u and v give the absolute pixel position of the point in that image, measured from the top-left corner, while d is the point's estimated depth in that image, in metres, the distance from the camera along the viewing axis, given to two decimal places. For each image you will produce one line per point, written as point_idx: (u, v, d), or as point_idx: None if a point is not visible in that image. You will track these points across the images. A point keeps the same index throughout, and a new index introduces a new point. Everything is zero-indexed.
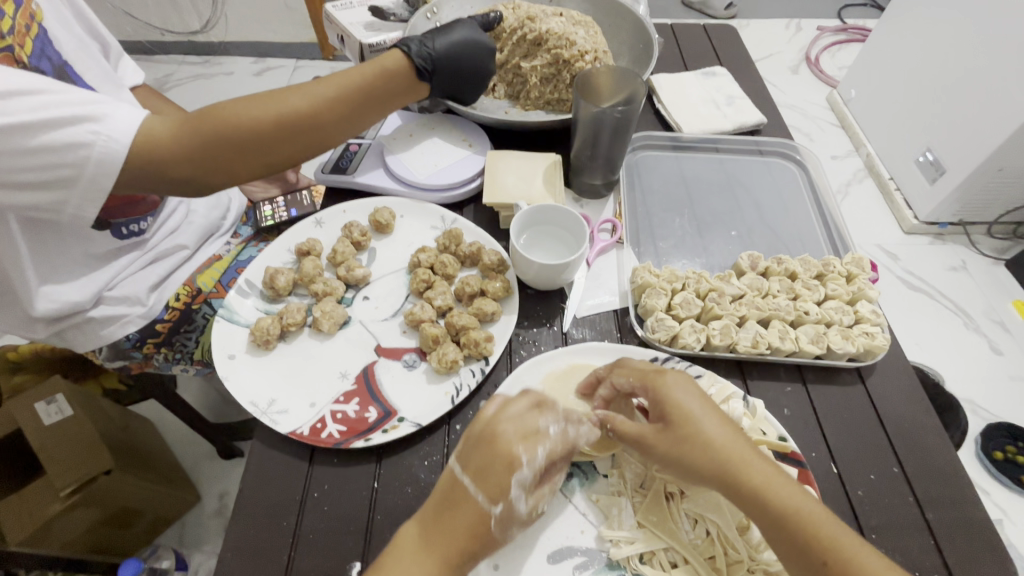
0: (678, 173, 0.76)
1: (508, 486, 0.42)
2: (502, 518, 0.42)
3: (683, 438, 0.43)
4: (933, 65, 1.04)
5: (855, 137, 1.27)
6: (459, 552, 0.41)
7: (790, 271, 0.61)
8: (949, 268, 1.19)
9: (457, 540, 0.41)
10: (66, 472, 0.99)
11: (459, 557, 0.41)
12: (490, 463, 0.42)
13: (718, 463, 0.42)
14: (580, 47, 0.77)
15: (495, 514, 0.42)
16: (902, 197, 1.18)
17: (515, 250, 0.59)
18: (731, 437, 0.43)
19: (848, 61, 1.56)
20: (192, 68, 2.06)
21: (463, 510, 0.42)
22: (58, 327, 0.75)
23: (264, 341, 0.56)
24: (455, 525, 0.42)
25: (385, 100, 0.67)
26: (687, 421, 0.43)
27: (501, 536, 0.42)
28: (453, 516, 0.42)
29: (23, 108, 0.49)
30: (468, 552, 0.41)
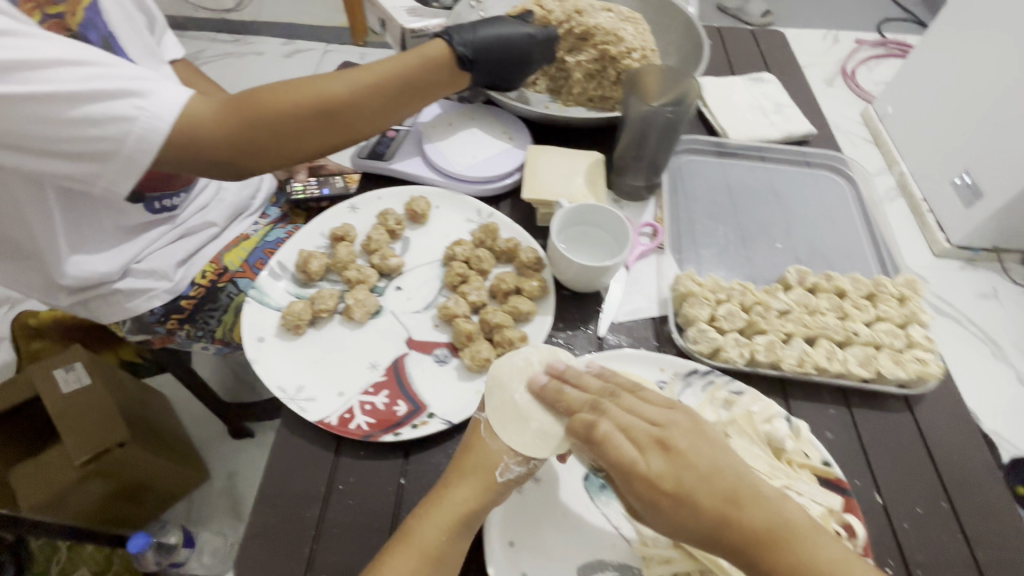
0: (721, 180, 0.73)
1: (503, 394, 0.47)
2: (506, 421, 0.46)
3: (654, 487, 0.40)
4: (981, 84, 1.00)
5: (888, 153, 1.18)
6: (481, 477, 0.44)
7: (839, 289, 0.58)
8: (982, 295, 1.15)
9: (478, 462, 0.45)
10: (81, 441, 0.98)
11: (480, 476, 0.44)
12: (520, 406, 0.46)
13: (691, 514, 0.39)
14: (628, 44, 0.75)
15: (491, 417, 0.47)
16: (934, 219, 1.13)
17: (555, 249, 0.58)
18: (706, 483, 0.39)
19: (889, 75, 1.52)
20: (223, 46, 2.06)
21: (478, 438, 0.46)
22: (83, 297, 0.75)
23: (295, 326, 0.55)
24: (474, 456, 0.45)
25: (426, 88, 0.64)
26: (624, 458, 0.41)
27: (505, 455, 0.45)
28: (473, 450, 0.46)
29: (72, 77, 0.48)
30: (467, 471, 0.45)
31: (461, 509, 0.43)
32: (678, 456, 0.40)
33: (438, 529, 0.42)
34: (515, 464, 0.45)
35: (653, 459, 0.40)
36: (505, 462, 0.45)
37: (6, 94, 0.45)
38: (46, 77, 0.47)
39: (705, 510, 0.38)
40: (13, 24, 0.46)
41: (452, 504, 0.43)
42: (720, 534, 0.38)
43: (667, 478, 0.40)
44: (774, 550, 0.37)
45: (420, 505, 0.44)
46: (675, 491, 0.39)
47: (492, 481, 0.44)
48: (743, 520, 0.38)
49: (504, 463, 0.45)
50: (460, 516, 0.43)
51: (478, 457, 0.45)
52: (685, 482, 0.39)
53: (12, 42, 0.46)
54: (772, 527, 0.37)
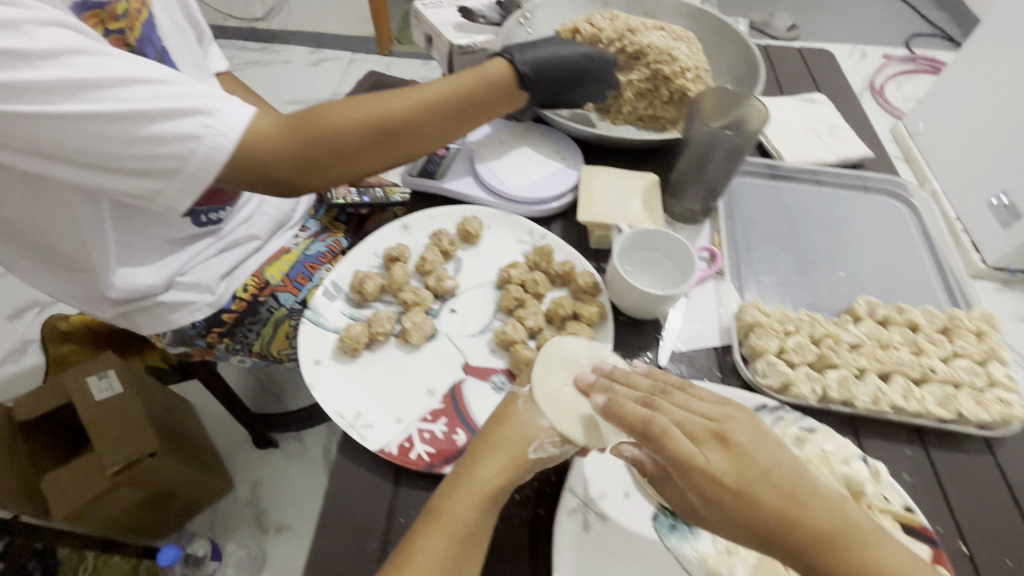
0: (778, 203, 0.71)
1: (553, 383, 0.49)
2: (551, 405, 0.48)
3: (711, 483, 0.37)
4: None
5: (919, 173, 1.18)
6: (514, 452, 0.45)
7: (912, 322, 0.56)
8: None
9: (510, 436, 0.46)
10: (111, 450, 0.95)
11: (512, 451, 0.45)
12: (567, 398, 0.49)
13: (753, 511, 0.36)
14: (682, 63, 0.73)
15: (540, 399, 0.48)
16: (970, 239, 1.10)
17: (616, 273, 0.57)
18: (770, 482, 0.36)
19: None
20: (251, 54, 2.08)
21: (513, 415, 0.47)
22: (126, 309, 0.74)
23: (352, 349, 0.54)
24: (506, 431, 0.46)
25: (484, 106, 0.64)
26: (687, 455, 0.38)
27: (539, 432, 0.46)
28: (506, 425, 0.47)
29: (143, 96, 0.47)
30: (502, 444, 0.45)
31: (493, 482, 0.43)
32: (734, 458, 0.37)
33: (469, 506, 0.42)
34: (548, 441, 0.46)
35: (711, 453, 0.38)
36: (540, 439, 0.46)
37: (79, 113, 0.45)
38: (118, 96, 0.46)
39: (767, 507, 0.36)
40: (86, 43, 0.46)
41: (485, 478, 0.43)
42: (784, 535, 0.35)
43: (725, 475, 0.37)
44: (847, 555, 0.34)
45: (448, 483, 0.44)
46: (735, 487, 0.37)
47: (525, 457, 0.45)
48: (810, 519, 0.35)
49: (539, 440, 0.46)
50: (493, 490, 0.43)
51: (508, 433, 0.46)
52: (745, 478, 0.37)
53: (85, 61, 0.45)
54: (839, 528, 0.34)
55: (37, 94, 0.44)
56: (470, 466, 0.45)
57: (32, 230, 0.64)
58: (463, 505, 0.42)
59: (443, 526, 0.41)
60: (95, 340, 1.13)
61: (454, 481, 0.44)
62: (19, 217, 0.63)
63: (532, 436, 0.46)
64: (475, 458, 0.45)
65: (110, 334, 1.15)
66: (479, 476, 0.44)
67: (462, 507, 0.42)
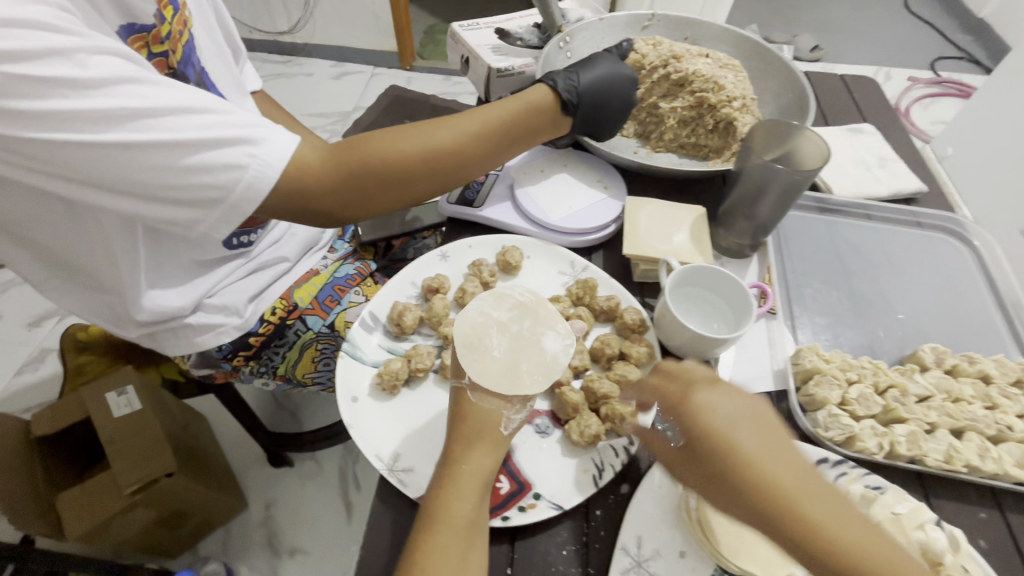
0: (828, 238, 0.69)
1: (481, 362, 0.46)
2: (494, 380, 0.46)
3: (688, 410, 0.38)
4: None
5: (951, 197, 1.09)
6: (490, 439, 0.45)
7: (984, 374, 0.53)
8: None
9: (481, 424, 0.45)
10: (129, 468, 0.91)
11: (490, 439, 0.45)
12: (502, 361, 0.47)
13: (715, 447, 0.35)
14: (729, 92, 0.70)
15: (483, 382, 0.46)
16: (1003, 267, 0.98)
17: (666, 311, 0.54)
18: (735, 421, 0.36)
19: None
20: (274, 66, 2.10)
21: (470, 403, 0.46)
22: (151, 330, 0.71)
23: (391, 386, 0.51)
24: (472, 423, 0.45)
25: (527, 134, 0.62)
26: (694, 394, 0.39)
27: (504, 410, 0.46)
28: (469, 418, 0.45)
29: (190, 126, 0.46)
30: (478, 434, 0.45)
31: (482, 472, 0.43)
32: (717, 395, 0.37)
33: (472, 504, 0.42)
34: (512, 414, 0.46)
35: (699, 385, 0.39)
36: (504, 416, 0.46)
37: (126, 142, 0.44)
38: (167, 125, 0.45)
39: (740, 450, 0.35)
40: (137, 71, 0.45)
41: (479, 470, 0.43)
42: (745, 477, 0.34)
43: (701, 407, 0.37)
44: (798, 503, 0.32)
45: (439, 483, 0.42)
46: (703, 413, 0.37)
47: (500, 437, 0.45)
48: (773, 481, 0.33)
49: (505, 417, 0.46)
50: (485, 479, 0.43)
51: (477, 422, 0.45)
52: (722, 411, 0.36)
53: (135, 90, 0.44)
54: (796, 486, 0.33)
55: (85, 123, 0.42)
56: (459, 464, 0.43)
57: (65, 252, 0.63)
58: (465, 505, 0.41)
59: (454, 529, 0.40)
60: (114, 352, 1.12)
61: (445, 481, 0.42)
62: (53, 239, 0.61)
63: (497, 415, 0.46)
64: (461, 456, 0.44)
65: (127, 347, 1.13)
66: (472, 472, 0.43)
67: (468, 506, 0.41)
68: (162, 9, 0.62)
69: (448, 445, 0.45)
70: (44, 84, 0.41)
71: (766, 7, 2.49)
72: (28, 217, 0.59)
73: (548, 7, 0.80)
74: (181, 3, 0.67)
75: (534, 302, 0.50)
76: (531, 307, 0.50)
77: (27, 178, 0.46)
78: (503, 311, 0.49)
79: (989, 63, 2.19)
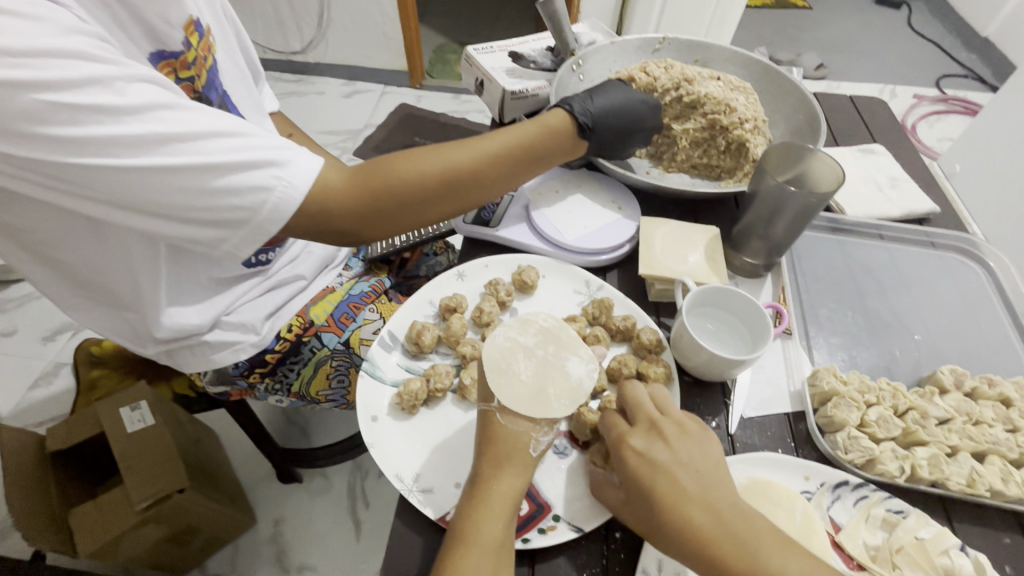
0: (842, 258, 0.69)
1: (508, 386, 0.47)
2: (523, 404, 0.46)
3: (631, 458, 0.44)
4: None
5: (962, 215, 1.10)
6: (519, 460, 0.45)
7: (1004, 397, 0.53)
8: None
9: (511, 446, 0.45)
10: (142, 484, 0.91)
11: (518, 459, 0.45)
12: (528, 385, 0.47)
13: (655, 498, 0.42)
14: (740, 114, 0.72)
15: (513, 406, 0.46)
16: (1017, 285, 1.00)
17: (683, 331, 0.54)
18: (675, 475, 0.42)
19: None
20: (287, 85, 2.14)
21: (500, 426, 0.46)
22: (169, 347, 0.72)
23: (410, 406, 0.52)
24: (501, 445, 0.45)
25: (544, 156, 0.63)
26: (643, 442, 0.45)
27: (533, 431, 0.46)
28: (498, 440, 0.46)
29: (220, 149, 0.47)
30: (506, 455, 0.45)
31: (511, 493, 0.44)
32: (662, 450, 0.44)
33: (502, 525, 0.42)
34: (541, 436, 0.46)
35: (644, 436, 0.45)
36: (534, 437, 0.46)
37: (158, 166, 0.45)
38: (198, 148, 0.46)
39: (677, 496, 0.42)
40: (170, 98, 0.47)
41: (508, 491, 0.43)
42: (676, 517, 0.41)
43: (647, 460, 0.44)
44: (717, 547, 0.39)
45: (466, 504, 0.43)
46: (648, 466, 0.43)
47: (529, 457, 0.46)
48: (699, 520, 0.40)
49: (534, 439, 0.46)
50: (514, 499, 0.43)
51: (506, 444, 0.45)
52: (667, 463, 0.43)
53: (168, 115, 0.46)
54: (718, 529, 0.40)
55: (119, 147, 0.44)
56: (489, 485, 0.44)
57: (89, 270, 0.64)
58: (495, 524, 0.42)
59: (484, 550, 0.40)
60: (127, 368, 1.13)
61: (476, 503, 0.43)
62: (78, 257, 0.63)
63: (527, 436, 0.46)
64: (489, 477, 0.44)
65: (140, 362, 1.14)
66: (501, 492, 0.43)
67: (498, 527, 0.42)
68: (189, 36, 0.64)
69: (477, 466, 0.45)
70: (82, 111, 0.42)
71: (771, 26, 2.52)
72: (56, 237, 0.60)
73: (561, 31, 0.82)
74: (207, 30, 0.69)
75: (558, 328, 0.51)
76: (555, 332, 0.50)
77: (61, 200, 0.47)
78: (528, 336, 0.49)
79: (994, 80, 2.21)
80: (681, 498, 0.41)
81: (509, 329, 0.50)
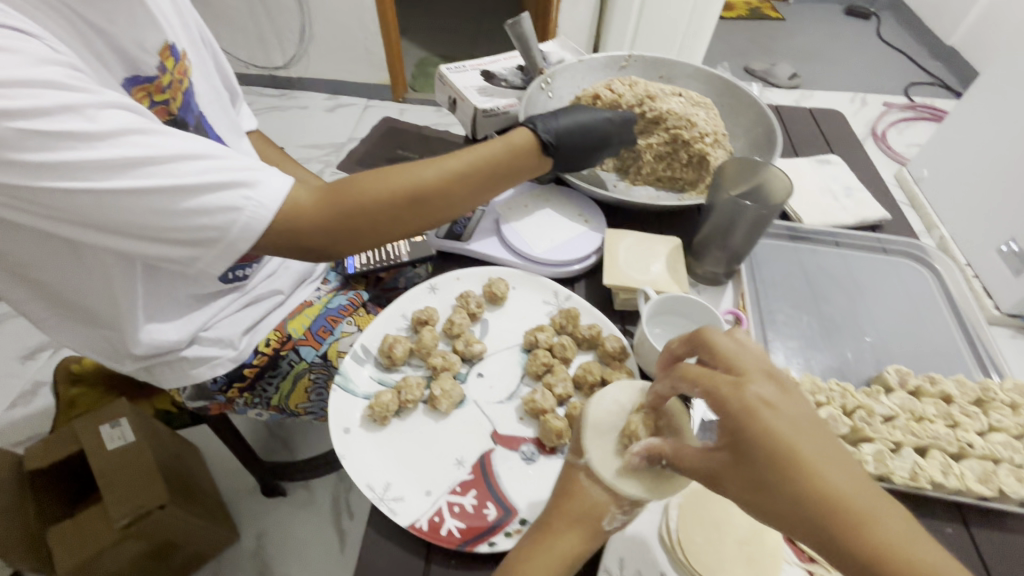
0: (799, 265, 0.72)
1: (601, 449, 0.44)
2: (607, 466, 0.43)
3: (732, 406, 0.35)
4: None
5: (926, 218, 1.25)
6: (588, 527, 0.42)
7: (945, 394, 0.56)
8: None
9: (584, 509, 0.43)
10: (120, 501, 0.91)
11: (587, 526, 0.42)
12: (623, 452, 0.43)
13: (772, 453, 0.34)
14: (700, 129, 0.75)
15: (597, 470, 0.43)
16: (981, 284, 1.15)
17: (645, 339, 0.57)
18: (794, 423, 0.35)
19: (916, 139, 1.77)
20: (270, 100, 2.16)
21: (580, 486, 0.43)
22: (148, 363, 0.73)
23: (382, 417, 0.54)
24: (576, 505, 0.43)
25: (509, 174, 0.66)
26: (750, 394, 0.35)
27: (612, 506, 0.42)
28: (572, 499, 0.43)
29: (191, 171, 0.50)
30: (579, 515, 0.43)
31: (565, 556, 0.42)
32: (775, 396, 0.35)
33: None
34: (617, 513, 0.42)
35: (756, 380, 0.36)
36: (609, 512, 0.42)
37: (129, 188, 0.47)
38: (170, 171, 0.49)
39: (802, 460, 0.34)
40: (143, 124, 0.49)
41: (561, 551, 0.42)
42: (797, 485, 0.34)
43: (766, 408, 0.35)
44: (846, 505, 0.33)
45: (518, 550, 0.43)
46: (766, 414, 0.35)
47: (600, 529, 0.43)
48: (833, 485, 0.34)
49: (610, 512, 0.43)
50: (567, 560, 0.42)
51: (581, 505, 0.43)
52: (784, 412, 0.35)
53: (139, 139, 0.48)
54: (845, 484, 0.34)
55: (91, 171, 0.46)
56: (546, 539, 0.42)
57: (64, 289, 0.65)
58: (542, 574, 0.41)
59: None
60: (107, 385, 1.12)
61: (531, 555, 0.42)
62: (52, 277, 0.64)
63: (602, 508, 0.42)
64: (556, 529, 0.43)
65: (120, 379, 1.14)
66: (558, 547, 0.42)
67: None
68: (163, 61, 0.66)
69: (547, 515, 0.44)
70: (55, 138, 0.44)
71: (745, 37, 2.59)
72: (31, 258, 0.61)
73: (529, 51, 0.85)
74: (183, 54, 0.71)
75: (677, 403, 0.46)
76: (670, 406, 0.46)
77: (36, 222, 0.49)
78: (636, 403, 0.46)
79: (960, 87, 2.28)
80: (807, 468, 0.34)
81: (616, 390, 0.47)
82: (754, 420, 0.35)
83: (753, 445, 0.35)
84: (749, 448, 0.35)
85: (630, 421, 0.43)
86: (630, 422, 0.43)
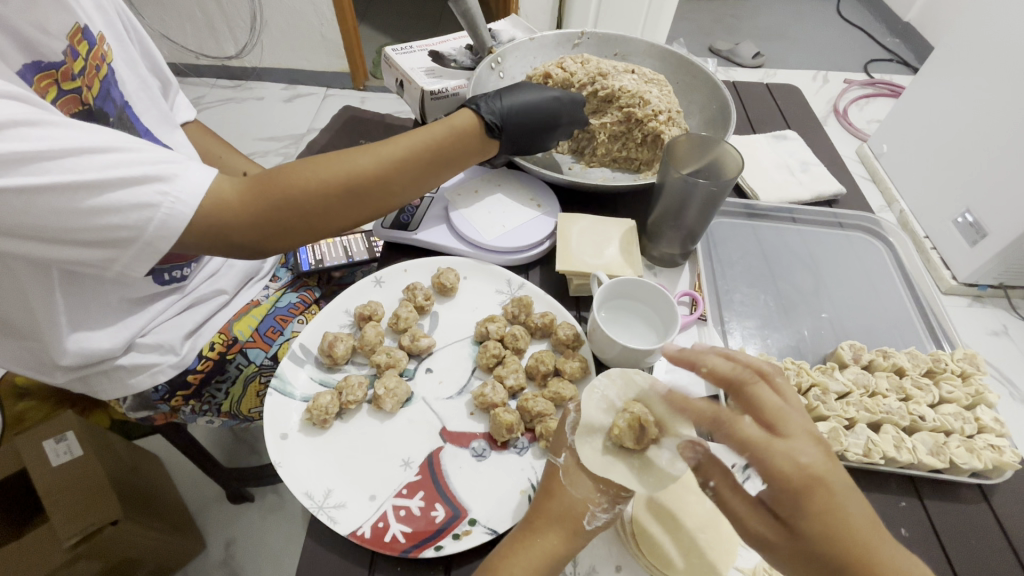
0: (756, 242, 0.71)
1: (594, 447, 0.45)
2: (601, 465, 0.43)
3: (787, 478, 0.34)
4: (970, 126, 1.00)
5: (886, 192, 1.17)
6: (570, 525, 0.43)
7: (898, 366, 0.57)
8: (989, 332, 1.06)
9: (565, 509, 0.43)
10: (67, 521, 0.80)
11: (568, 525, 0.43)
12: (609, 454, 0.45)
13: (826, 525, 0.34)
14: (654, 106, 0.71)
15: (589, 465, 0.44)
16: (938, 255, 1.09)
17: (597, 326, 0.55)
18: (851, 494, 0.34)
19: (874, 114, 1.76)
20: (223, 91, 2.05)
21: (560, 484, 0.45)
22: (80, 374, 0.67)
23: (322, 421, 0.51)
24: (557, 503, 0.44)
25: (453, 159, 0.63)
26: (801, 453, 0.35)
27: (590, 502, 0.44)
28: (554, 497, 0.44)
29: (95, 165, 0.45)
30: (558, 514, 0.43)
31: (550, 554, 0.42)
32: (825, 462, 0.35)
33: (531, 571, 0.41)
34: (599, 511, 0.44)
35: (803, 447, 0.35)
36: (589, 510, 0.43)
37: (21, 186, 0.42)
38: (67, 166, 0.44)
39: (851, 523, 0.34)
40: (33, 114, 0.44)
41: (542, 549, 0.42)
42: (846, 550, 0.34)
43: (816, 477, 0.34)
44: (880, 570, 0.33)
45: (507, 543, 0.43)
46: (822, 487, 0.34)
47: (580, 529, 0.43)
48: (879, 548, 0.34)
49: (590, 511, 0.44)
50: (548, 562, 0.42)
51: (564, 504, 0.44)
52: (836, 484, 0.34)
53: (30, 132, 0.43)
54: (876, 535, 0.35)
55: None
56: (531, 539, 0.42)
57: None
58: (530, 564, 0.41)
59: None
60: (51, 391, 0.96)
61: (522, 552, 0.42)
62: None
63: (581, 505, 0.44)
64: (543, 526, 0.43)
65: None
66: (544, 543, 0.42)
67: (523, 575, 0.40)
68: (74, 45, 0.61)
69: (529, 513, 0.44)
70: None
71: (710, 18, 2.58)
72: None
73: (477, 30, 0.81)
74: (98, 38, 0.65)
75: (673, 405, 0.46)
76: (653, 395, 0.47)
77: None
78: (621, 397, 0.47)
79: (917, 62, 2.28)
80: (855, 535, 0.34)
81: (603, 378, 0.48)
82: (815, 491, 0.34)
83: (808, 521, 0.34)
84: (803, 521, 0.34)
85: (615, 424, 0.44)
86: (614, 425, 0.44)
